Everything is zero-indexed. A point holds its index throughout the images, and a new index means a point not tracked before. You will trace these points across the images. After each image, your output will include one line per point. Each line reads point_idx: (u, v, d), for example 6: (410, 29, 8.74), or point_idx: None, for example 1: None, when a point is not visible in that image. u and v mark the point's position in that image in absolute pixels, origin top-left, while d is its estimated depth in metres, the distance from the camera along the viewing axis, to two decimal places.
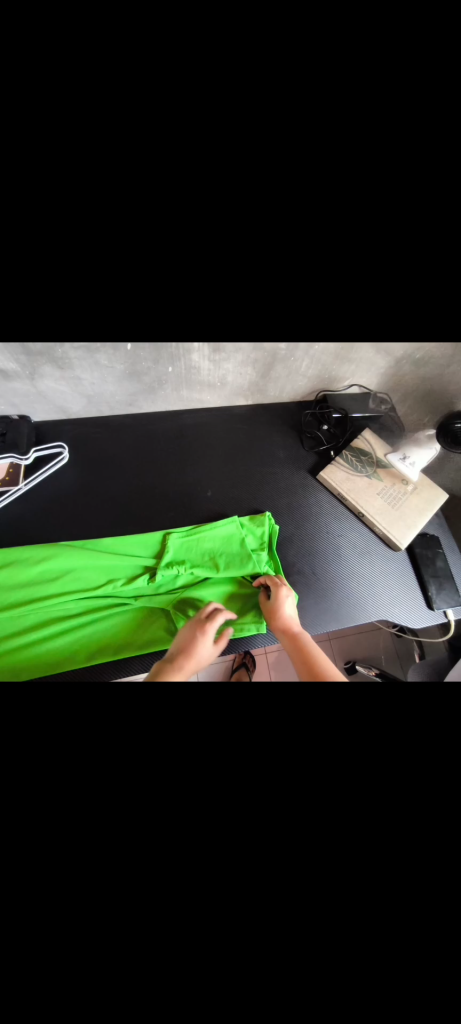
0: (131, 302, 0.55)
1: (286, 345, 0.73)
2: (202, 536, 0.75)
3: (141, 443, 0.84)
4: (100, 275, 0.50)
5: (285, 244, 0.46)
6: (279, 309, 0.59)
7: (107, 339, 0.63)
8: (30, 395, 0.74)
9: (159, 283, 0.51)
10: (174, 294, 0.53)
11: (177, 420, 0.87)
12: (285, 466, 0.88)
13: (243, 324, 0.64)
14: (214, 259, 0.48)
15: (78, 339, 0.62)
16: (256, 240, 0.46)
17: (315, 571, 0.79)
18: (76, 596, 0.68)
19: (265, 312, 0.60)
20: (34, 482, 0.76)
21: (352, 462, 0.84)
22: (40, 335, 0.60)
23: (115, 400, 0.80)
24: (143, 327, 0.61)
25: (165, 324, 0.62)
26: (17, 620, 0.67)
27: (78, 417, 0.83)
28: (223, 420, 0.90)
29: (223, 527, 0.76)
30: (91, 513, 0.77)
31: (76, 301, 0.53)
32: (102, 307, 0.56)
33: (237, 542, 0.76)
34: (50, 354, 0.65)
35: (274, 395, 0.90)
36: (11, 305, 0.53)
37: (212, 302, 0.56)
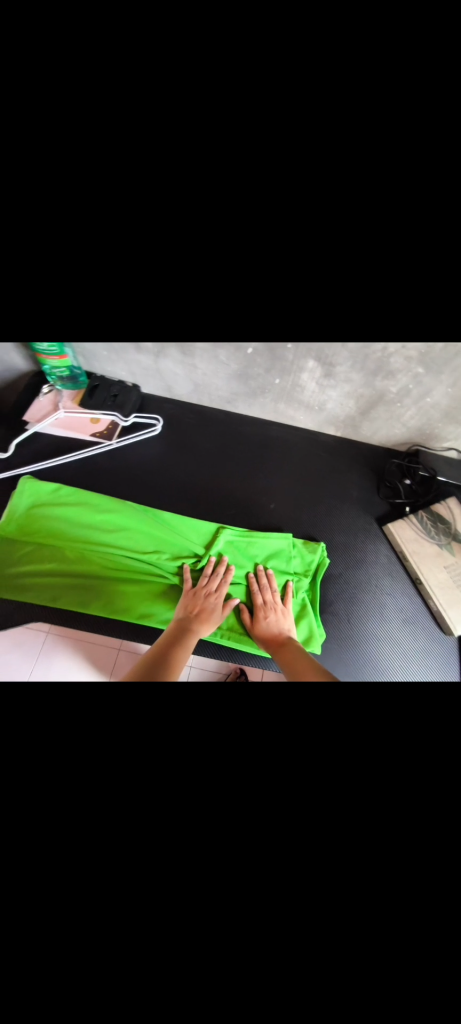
0: (269, 320, 0.58)
1: (397, 390, 0.72)
2: (253, 544, 0.77)
3: (225, 439, 0.88)
4: None
5: (429, 286, 0.42)
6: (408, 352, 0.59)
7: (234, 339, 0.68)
8: (149, 370, 0.82)
9: None
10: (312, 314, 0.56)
11: (264, 429, 0.90)
12: (353, 505, 0.86)
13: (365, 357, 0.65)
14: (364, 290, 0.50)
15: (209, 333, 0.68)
16: (406, 271, 0.40)
17: (350, 619, 0.75)
18: (125, 554, 0.73)
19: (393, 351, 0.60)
20: (125, 443, 0.83)
21: (426, 524, 0.80)
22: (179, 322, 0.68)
23: (216, 394, 0.86)
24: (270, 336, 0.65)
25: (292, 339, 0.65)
26: (69, 555, 0.73)
27: (179, 399, 0.90)
28: (307, 443, 0.91)
29: (274, 543, 0.77)
30: (161, 486, 0.82)
31: None
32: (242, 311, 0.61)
33: (283, 562, 0.76)
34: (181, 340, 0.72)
35: (366, 435, 0.89)
36: None
37: (344, 330, 0.58)
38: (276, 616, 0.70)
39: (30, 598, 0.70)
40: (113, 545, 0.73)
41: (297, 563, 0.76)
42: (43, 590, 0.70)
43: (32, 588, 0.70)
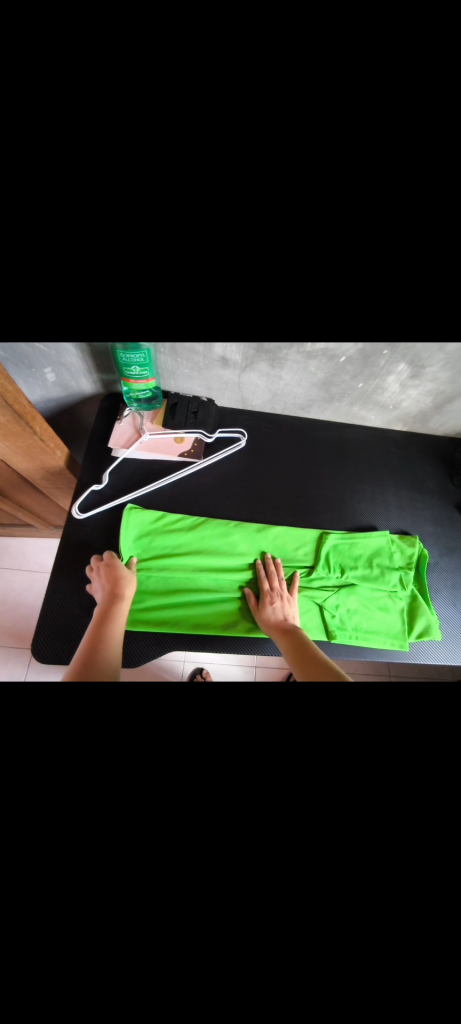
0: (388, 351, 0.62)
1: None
2: (356, 544, 0.80)
3: (304, 446, 0.90)
4: (373, 292, 0.49)
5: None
6: None
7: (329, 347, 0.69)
8: (230, 383, 0.82)
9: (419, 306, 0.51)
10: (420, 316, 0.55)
11: (338, 431, 0.92)
12: (433, 496, 0.90)
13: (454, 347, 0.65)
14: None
15: (303, 344, 0.69)
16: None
17: (453, 602, 0.81)
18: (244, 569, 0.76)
19: None
20: (213, 459, 0.83)
21: None
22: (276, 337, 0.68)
23: (294, 401, 0.87)
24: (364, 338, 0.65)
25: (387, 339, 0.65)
26: (189, 580, 0.74)
27: (253, 409, 0.90)
28: (379, 440, 0.94)
29: (374, 540, 0.80)
30: (255, 499, 0.83)
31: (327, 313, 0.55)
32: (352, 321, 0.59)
33: (388, 557, 0.79)
34: (273, 354, 0.73)
35: (433, 427, 0.93)
36: (284, 311, 0.57)
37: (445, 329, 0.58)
38: (281, 602, 0.71)
39: (161, 626, 0.69)
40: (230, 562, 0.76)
41: (400, 556, 0.80)
42: (173, 616, 0.71)
43: (161, 620, 0.70)
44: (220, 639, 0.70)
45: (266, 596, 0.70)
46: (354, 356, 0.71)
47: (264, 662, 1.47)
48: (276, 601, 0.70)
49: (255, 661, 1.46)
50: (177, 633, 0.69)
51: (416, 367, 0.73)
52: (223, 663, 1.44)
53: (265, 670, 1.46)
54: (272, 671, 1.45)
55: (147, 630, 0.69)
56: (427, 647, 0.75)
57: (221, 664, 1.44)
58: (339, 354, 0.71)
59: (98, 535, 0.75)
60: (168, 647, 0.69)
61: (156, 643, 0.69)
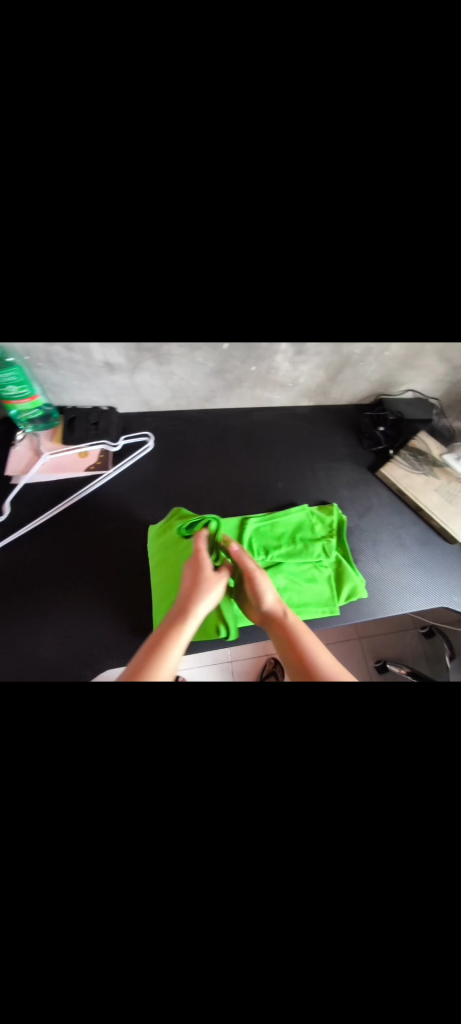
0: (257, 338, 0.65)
1: (359, 351, 0.80)
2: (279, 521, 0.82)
3: (216, 437, 0.90)
4: (215, 270, 0.54)
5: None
6: (356, 306, 0.66)
7: (206, 337, 0.69)
8: (124, 387, 0.80)
9: (261, 275, 0.56)
10: (265, 290, 0.60)
11: (248, 417, 0.94)
12: (347, 463, 0.94)
13: (322, 323, 0.69)
14: (317, 249, 0.52)
15: (180, 339, 0.69)
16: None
17: (378, 559, 0.85)
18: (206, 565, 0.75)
19: (345, 308, 0.64)
20: (122, 467, 0.82)
21: (410, 460, 0.92)
22: (151, 335, 0.67)
23: (196, 395, 0.87)
24: (233, 324, 0.66)
25: (256, 322, 0.67)
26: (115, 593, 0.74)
27: (158, 410, 0.89)
28: (288, 418, 0.96)
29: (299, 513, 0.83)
30: (173, 498, 0.83)
31: (178, 302, 0.58)
32: (209, 306, 0.60)
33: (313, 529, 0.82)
34: (156, 351, 0.72)
35: (336, 398, 0.97)
36: (143, 303, 0.58)
37: (296, 300, 0.63)
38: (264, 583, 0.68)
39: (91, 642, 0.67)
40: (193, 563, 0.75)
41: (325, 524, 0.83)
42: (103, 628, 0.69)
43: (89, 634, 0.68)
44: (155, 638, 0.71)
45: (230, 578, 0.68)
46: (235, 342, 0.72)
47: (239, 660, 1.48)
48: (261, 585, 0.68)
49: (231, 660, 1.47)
50: (110, 646, 0.67)
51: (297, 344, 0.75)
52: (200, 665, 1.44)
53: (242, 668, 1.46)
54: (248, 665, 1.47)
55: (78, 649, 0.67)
56: (357, 607, 0.79)
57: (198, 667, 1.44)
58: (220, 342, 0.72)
59: (14, 565, 0.72)
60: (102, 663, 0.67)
61: (88, 661, 0.66)
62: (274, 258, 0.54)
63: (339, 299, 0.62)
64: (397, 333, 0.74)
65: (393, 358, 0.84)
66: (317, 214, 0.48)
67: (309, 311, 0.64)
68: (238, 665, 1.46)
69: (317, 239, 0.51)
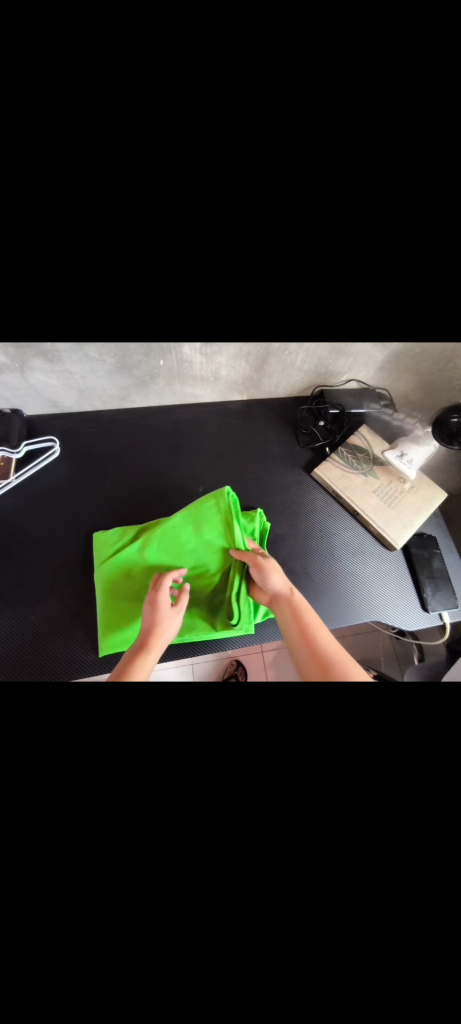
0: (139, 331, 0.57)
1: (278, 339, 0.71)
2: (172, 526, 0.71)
3: (134, 439, 0.84)
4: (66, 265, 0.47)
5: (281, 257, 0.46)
6: (254, 301, 0.56)
7: (91, 333, 0.62)
8: (21, 388, 0.74)
9: (122, 270, 0.48)
10: (135, 284, 0.51)
11: (171, 416, 0.87)
12: (279, 462, 0.86)
13: (220, 314, 0.61)
14: (177, 237, 0.44)
15: (62, 335, 0.62)
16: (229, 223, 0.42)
17: (306, 568, 0.78)
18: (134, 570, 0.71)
19: (242, 302, 0.56)
20: (25, 475, 0.77)
21: (348, 458, 0.83)
22: (27, 333, 0.61)
23: (106, 394, 0.80)
24: (114, 316, 0.59)
25: (142, 315, 0.60)
26: (15, 610, 0.70)
27: (69, 411, 0.83)
28: (216, 414, 0.88)
29: (196, 515, 0.70)
30: (82, 507, 0.78)
31: (38, 297, 0.51)
32: (77, 300, 0.53)
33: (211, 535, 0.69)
34: (40, 349, 0.65)
35: (270, 391, 0.89)
36: (6, 306, 0.52)
37: (185, 297, 0.55)
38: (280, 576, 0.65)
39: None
40: (133, 563, 0.71)
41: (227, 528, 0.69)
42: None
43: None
44: (47, 654, 0.68)
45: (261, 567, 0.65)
46: (127, 337, 0.65)
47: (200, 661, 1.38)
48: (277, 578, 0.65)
49: (191, 661, 1.37)
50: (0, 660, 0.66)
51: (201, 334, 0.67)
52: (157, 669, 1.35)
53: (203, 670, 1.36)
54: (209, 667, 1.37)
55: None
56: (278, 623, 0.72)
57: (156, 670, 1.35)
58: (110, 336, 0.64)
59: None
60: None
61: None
62: (127, 253, 0.45)
63: (234, 297, 0.54)
64: (313, 319, 0.65)
65: (321, 345, 0.75)
66: (156, 186, 0.40)
67: (196, 299, 0.56)
68: (198, 666, 1.36)
69: (172, 222, 0.42)
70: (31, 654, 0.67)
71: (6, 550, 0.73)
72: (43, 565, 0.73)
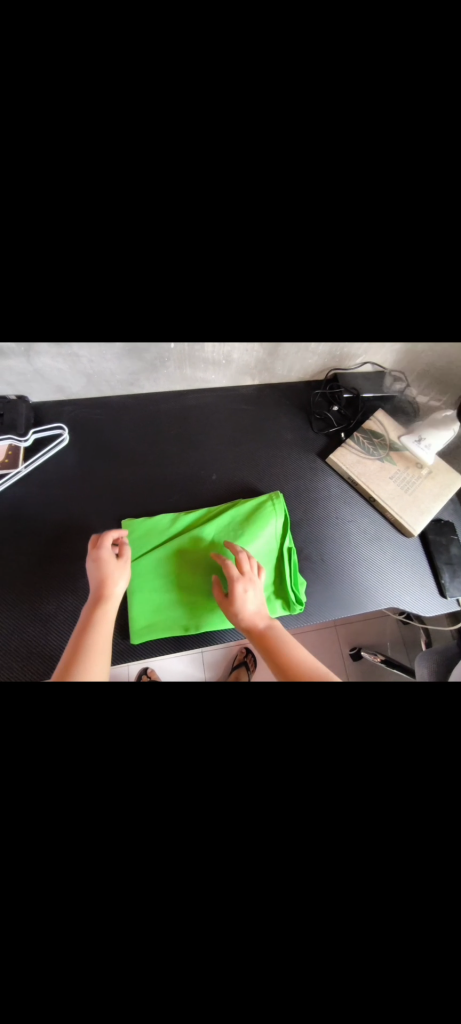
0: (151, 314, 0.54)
1: (294, 318, 0.69)
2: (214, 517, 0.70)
3: (144, 425, 0.81)
4: None
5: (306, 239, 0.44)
6: (275, 274, 0.53)
7: (101, 312, 0.59)
8: (27, 374, 0.71)
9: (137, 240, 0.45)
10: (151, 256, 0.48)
11: (181, 402, 0.84)
12: (293, 449, 0.84)
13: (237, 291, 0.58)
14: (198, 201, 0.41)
15: (71, 315, 0.59)
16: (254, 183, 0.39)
17: (323, 556, 0.77)
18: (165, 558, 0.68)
19: (262, 276, 0.53)
20: (34, 465, 0.75)
21: (364, 443, 0.81)
22: (34, 312, 0.58)
23: (115, 379, 0.77)
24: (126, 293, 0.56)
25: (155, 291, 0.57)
26: (28, 602, 0.68)
27: (77, 397, 0.80)
28: (228, 400, 0.86)
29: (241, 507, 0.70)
30: (93, 496, 0.76)
31: None
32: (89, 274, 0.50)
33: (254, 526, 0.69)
34: (47, 331, 0.62)
35: (282, 374, 0.86)
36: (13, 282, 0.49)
37: (202, 271, 0.52)
38: (255, 587, 0.62)
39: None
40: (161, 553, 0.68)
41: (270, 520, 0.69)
42: (8, 637, 0.66)
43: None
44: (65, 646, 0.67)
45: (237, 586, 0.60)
46: (138, 316, 0.62)
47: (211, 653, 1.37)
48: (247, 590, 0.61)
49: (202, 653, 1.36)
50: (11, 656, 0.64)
51: (215, 314, 0.64)
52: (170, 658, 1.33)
53: (214, 663, 1.36)
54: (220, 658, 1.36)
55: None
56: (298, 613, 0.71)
57: (168, 660, 1.33)
58: (120, 316, 0.61)
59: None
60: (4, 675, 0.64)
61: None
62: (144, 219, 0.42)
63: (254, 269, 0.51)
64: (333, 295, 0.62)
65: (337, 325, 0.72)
66: None
67: (213, 275, 0.53)
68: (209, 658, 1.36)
69: None
70: (45, 646, 0.65)
71: (17, 541, 0.72)
72: (56, 556, 0.72)
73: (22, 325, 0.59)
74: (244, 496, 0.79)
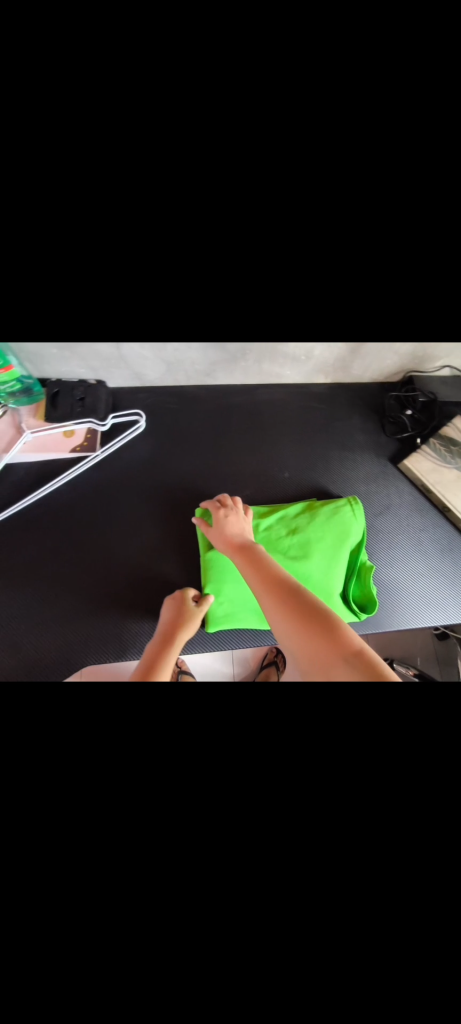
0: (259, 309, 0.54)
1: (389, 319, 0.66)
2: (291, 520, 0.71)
3: (217, 417, 0.81)
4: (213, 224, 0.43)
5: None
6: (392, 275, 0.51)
7: (204, 307, 0.58)
8: (112, 359, 0.71)
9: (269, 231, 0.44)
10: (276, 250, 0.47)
11: (254, 396, 0.83)
12: (364, 451, 0.82)
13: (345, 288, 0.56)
14: None
15: (173, 308, 0.58)
16: None
17: (392, 563, 0.75)
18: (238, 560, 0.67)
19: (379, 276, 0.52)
20: (110, 450, 0.76)
21: (441, 451, 0.77)
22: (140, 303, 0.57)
23: (193, 368, 0.77)
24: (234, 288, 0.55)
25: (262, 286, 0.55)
26: (101, 584, 0.70)
27: (152, 385, 0.80)
28: (300, 397, 0.84)
29: (318, 514, 0.71)
30: (164, 484, 0.76)
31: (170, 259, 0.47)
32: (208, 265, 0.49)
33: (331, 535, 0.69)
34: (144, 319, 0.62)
35: (357, 374, 0.84)
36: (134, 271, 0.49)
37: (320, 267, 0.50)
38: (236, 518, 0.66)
39: (75, 623, 0.68)
40: None
41: (349, 529, 0.69)
42: (83, 614, 0.68)
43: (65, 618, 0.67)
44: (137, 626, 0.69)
45: (217, 513, 0.65)
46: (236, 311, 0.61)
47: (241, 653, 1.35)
48: (230, 517, 0.66)
49: (232, 653, 1.34)
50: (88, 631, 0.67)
51: (312, 312, 0.63)
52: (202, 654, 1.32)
53: (243, 662, 1.34)
54: (249, 658, 1.35)
55: (60, 633, 0.67)
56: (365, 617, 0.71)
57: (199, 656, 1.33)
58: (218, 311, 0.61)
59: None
60: (79, 651, 0.66)
61: (64, 644, 0.67)
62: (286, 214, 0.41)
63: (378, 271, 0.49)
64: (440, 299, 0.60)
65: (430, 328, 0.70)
66: None
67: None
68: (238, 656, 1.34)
69: None
70: (117, 630, 0.68)
71: (92, 523, 0.73)
72: (127, 539, 0.73)
73: (123, 313, 0.59)
74: (314, 496, 0.78)
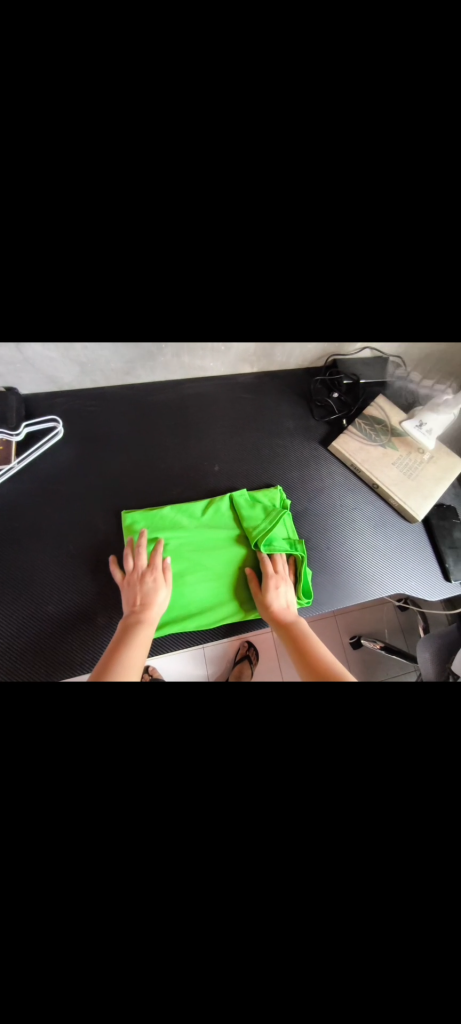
0: (154, 303, 0.52)
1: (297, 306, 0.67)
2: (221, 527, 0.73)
3: (142, 416, 0.79)
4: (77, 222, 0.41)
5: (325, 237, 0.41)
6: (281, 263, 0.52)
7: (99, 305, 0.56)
8: (17, 363, 0.67)
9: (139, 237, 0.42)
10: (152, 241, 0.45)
11: (179, 392, 0.81)
12: (295, 437, 0.83)
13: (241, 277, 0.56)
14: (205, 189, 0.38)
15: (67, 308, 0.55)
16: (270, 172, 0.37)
17: (329, 545, 0.77)
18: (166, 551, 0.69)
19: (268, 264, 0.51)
20: (27, 461, 0.71)
21: (366, 430, 0.80)
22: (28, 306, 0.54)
23: (109, 368, 0.74)
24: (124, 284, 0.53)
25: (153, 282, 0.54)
26: (30, 604, 0.66)
27: (69, 388, 0.76)
28: (226, 389, 0.84)
29: (248, 524, 0.72)
30: (91, 491, 0.73)
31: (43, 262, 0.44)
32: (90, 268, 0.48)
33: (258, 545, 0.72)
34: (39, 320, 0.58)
35: (281, 362, 0.84)
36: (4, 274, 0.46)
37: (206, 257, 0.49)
38: (286, 586, 0.67)
39: (0, 647, 0.63)
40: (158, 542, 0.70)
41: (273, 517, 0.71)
42: (10, 638, 0.64)
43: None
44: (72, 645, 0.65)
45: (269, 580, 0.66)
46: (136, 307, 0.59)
47: (213, 652, 1.35)
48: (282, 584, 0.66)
49: (204, 653, 1.34)
50: (13, 654, 0.62)
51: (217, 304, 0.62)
52: (171, 657, 1.30)
53: (216, 660, 1.34)
54: (221, 655, 1.35)
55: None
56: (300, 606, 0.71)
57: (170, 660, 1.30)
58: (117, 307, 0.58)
59: None
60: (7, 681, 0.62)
61: None
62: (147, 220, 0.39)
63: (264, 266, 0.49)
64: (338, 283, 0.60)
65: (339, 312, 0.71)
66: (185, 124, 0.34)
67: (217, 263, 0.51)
68: (210, 651, 1.34)
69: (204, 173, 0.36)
70: (49, 649, 0.64)
71: (15, 541, 0.69)
72: (54, 552, 0.69)
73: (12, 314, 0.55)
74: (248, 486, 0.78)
